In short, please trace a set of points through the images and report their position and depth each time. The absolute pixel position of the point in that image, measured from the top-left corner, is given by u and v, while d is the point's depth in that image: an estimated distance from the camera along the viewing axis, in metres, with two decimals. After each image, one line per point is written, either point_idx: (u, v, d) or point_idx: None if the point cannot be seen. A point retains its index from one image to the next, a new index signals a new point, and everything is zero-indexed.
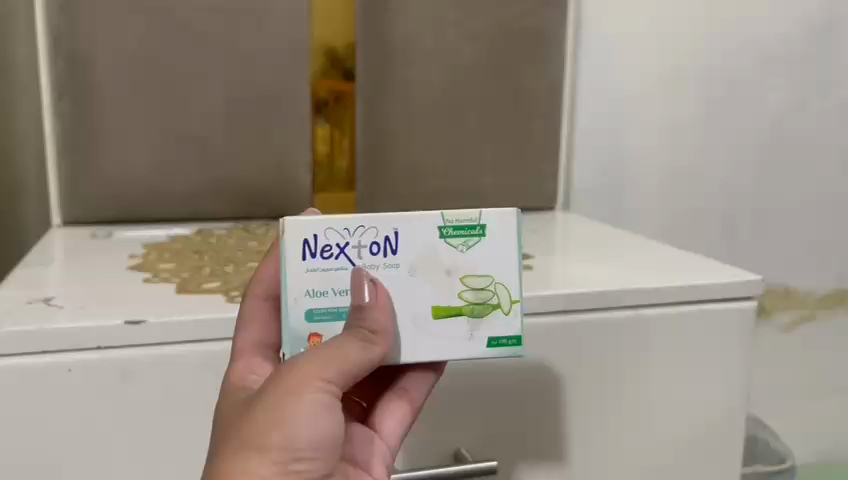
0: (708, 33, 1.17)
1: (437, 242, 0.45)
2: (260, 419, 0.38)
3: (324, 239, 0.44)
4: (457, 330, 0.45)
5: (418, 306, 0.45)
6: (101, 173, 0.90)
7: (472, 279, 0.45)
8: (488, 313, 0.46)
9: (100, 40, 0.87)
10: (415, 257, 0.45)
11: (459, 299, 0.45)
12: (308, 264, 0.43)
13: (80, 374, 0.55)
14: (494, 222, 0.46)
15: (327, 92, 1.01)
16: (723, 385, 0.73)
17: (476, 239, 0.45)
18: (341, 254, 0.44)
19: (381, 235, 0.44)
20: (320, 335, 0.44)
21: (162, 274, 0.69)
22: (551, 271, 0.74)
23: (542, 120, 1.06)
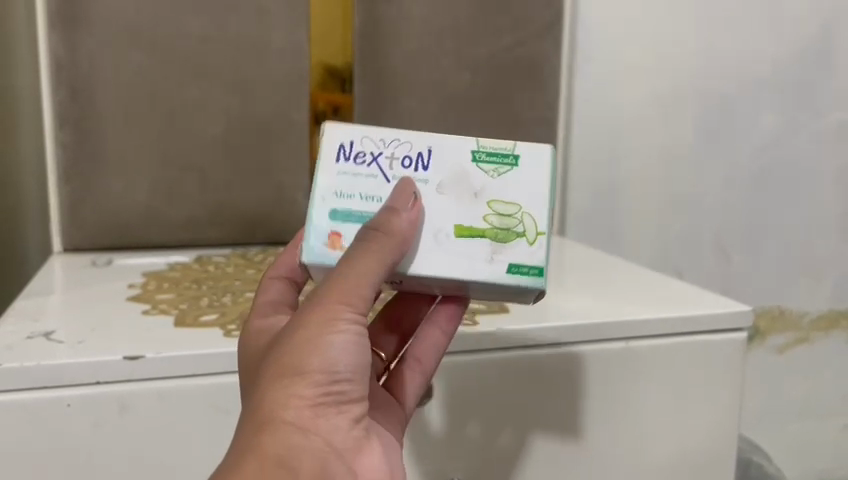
0: (701, 60, 1.19)
1: (468, 164, 0.49)
2: (298, 348, 0.42)
3: (359, 146, 0.49)
4: (476, 249, 0.48)
5: (442, 220, 0.48)
6: (102, 201, 0.91)
7: (498, 204, 0.49)
8: (511, 239, 0.48)
9: (102, 71, 0.89)
10: (445, 176, 0.49)
11: (483, 221, 0.48)
12: (339, 166, 0.48)
13: (78, 410, 0.56)
14: (527, 153, 0.50)
15: (326, 104, 1.06)
16: (715, 413, 0.74)
17: (507, 168, 0.49)
18: (373, 163, 0.49)
19: (414, 150, 0.49)
20: (340, 235, 0.47)
21: (160, 306, 0.70)
22: (545, 301, 0.75)
23: (537, 147, 1.07)
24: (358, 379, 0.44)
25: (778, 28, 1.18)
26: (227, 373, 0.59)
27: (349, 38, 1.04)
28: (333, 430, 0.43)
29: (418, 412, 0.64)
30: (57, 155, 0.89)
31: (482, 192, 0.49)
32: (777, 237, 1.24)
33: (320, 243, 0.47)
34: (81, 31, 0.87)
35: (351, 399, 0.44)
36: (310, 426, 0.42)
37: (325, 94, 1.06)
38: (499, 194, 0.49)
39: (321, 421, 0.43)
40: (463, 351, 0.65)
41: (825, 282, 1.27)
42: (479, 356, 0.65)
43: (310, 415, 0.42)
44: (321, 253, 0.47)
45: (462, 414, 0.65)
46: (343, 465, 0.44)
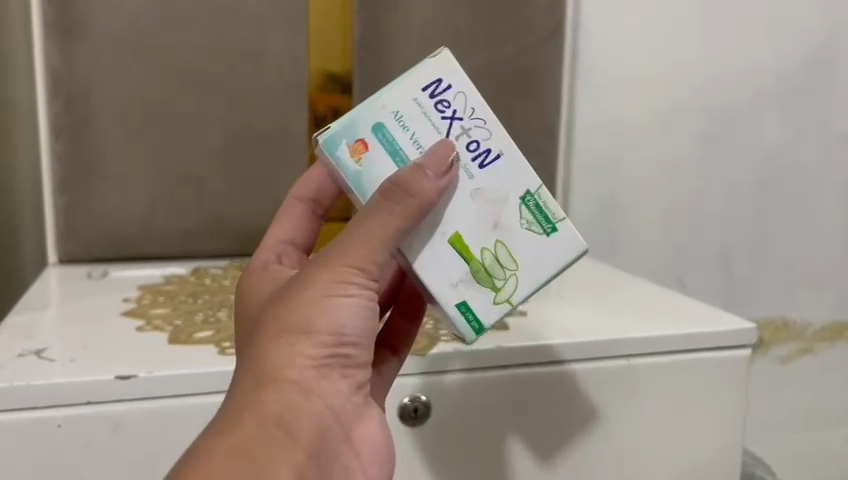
0: (705, 70, 1.18)
1: (515, 196, 0.51)
2: (308, 305, 0.43)
3: (451, 97, 0.51)
4: (457, 267, 0.50)
5: (456, 218, 0.50)
6: (99, 212, 0.90)
7: (502, 246, 0.51)
8: (485, 281, 0.51)
9: (99, 81, 0.88)
10: (490, 185, 0.51)
11: (480, 250, 0.51)
12: (419, 97, 0.51)
13: (69, 430, 0.55)
14: (565, 234, 0.52)
15: (326, 108, 1.02)
16: (719, 431, 0.73)
17: (537, 229, 0.52)
18: (445, 118, 0.51)
19: (485, 144, 0.51)
20: (366, 146, 0.50)
21: (153, 322, 0.68)
22: (544, 318, 0.74)
23: (539, 157, 1.06)
24: (362, 345, 0.46)
25: (783, 36, 1.17)
26: (222, 392, 0.58)
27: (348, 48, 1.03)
28: (333, 393, 0.45)
29: (415, 430, 0.63)
30: (53, 166, 0.88)
31: (499, 225, 0.51)
32: (781, 246, 1.22)
33: (346, 141, 0.50)
34: (77, 41, 0.87)
35: (353, 364, 0.46)
36: (313, 386, 0.43)
37: (325, 98, 1.02)
38: (510, 242, 0.51)
39: (323, 383, 0.44)
40: (462, 368, 0.64)
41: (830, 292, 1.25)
42: (478, 373, 0.64)
43: (313, 376, 0.43)
44: (340, 148, 0.50)
45: (460, 433, 0.64)
46: (339, 429, 0.45)
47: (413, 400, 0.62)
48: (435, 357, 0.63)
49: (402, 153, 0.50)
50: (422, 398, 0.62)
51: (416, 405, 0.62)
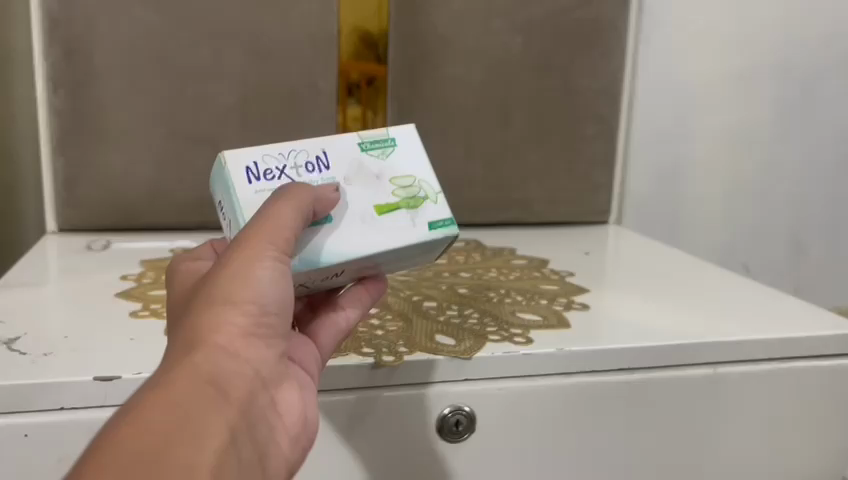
0: (786, 29, 1.04)
1: (360, 156, 0.44)
2: (226, 277, 0.36)
3: (263, 164, 0.42)
4: (397, 223, 0.42)
5: (354, 206, 0.43)
6: (101, 177, 0.80)
7: (397, 180, 0.44)
8: (422, 202, 0.43)
9: (102, 26, 0.77)
10: (345, 171, 0.44)
11: (391, 196, 0.43)
12: (254, 187, 0.42)
13: (39, 440, 0.45)
14: (401, 134, 0.46)
15: (360, 74, 0.89)
16: (815, 451, 0.61)
17: (391, 148, 0.45)
18: (282, 176, 0.43)
19: (311, 155, 0.44)
20: None
21: (152, 307, 0.58)
22: (606, 314, 0.62)
23: (596, 121, 0.92)
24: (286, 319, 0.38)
25: None
26: None
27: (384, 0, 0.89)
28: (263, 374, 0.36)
29: (455, 447, 0.52)
30: (51, 124, 0.79)
31: (382, 174, 0.44)
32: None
33: None
34: None
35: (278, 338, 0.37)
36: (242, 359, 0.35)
37: (357, 64, 0.89)
38: (395, 172, 0.44)
39: (251, 356, 0.36)
40: (513, 375, 0.53)
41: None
42: (533, 381, 0.53)
43: (241, 344, 0.35)
44: None
45: (509, 451, 0.53)
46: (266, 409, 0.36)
47: (454, 411, 0.52)
48: (481, 361, 0.52)
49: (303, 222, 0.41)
50: (466, 409, 0.52)
51: (457, 418, 0.52)
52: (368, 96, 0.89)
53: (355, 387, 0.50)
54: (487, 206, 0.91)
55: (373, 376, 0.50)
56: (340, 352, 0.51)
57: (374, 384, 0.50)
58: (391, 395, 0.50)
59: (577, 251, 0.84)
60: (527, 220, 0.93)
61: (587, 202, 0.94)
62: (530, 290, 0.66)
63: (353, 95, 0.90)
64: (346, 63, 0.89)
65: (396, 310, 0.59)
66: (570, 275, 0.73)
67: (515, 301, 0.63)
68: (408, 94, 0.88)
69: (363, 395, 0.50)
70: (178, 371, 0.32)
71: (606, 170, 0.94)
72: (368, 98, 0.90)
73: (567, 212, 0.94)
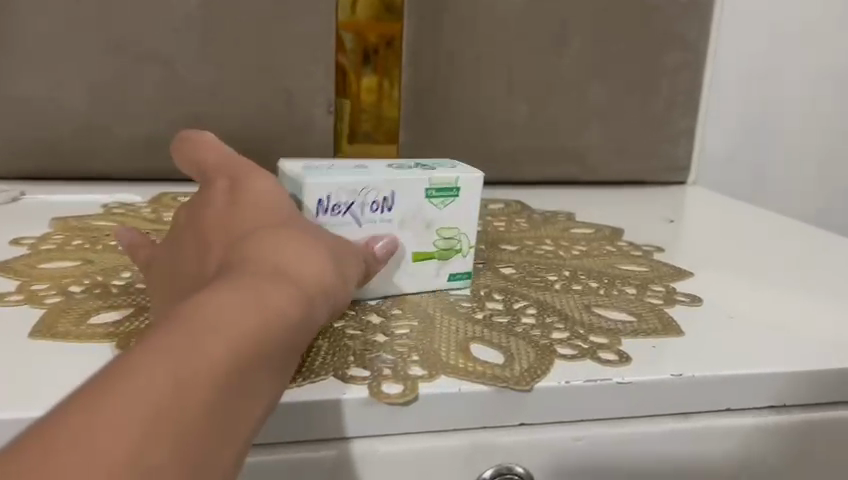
0: None
1: (422, 202, 0.38)
2: (333, 253, 0.30)
3: (336, 195, 0.35)
4: (423, 276, 0.39)
5: (397, 247, 0.38)
6: (16, 106, 0.59)
7: (447, 231, 0.39)
8: (458, 257, 0.40)
9: None
10: (406, 211, 0.37)
11: (433, 244, 0.39)
12: (322, 219, 0.35)
13: None
14: (468, 186, 0.39)
15: (379, 36, 0.64)
16: None
17: (451, 200, 0.38)
18: (348, 212, 0.36)
19: (381, 193, 0.36)
20: None
21: (34, 288, 0.38)
22: (732, 312, 0.40)
23: (682, 50, 0.70)
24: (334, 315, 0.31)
25: None
26: None
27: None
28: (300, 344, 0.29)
29: None
30: None
31: (434, 221, 0.38)
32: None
33: None
34: None
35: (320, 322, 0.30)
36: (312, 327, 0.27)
37: (376, 21, 0.64)
38: (448, 221, 0.38)
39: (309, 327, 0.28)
40: (599, 415, 0.32)
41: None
42: (629, 424, 0.33)
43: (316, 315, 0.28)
44: None
45: None
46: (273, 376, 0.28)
47: (498, 474, 0.31)
48: (550, 394, 0.31)
49: None
50: (517, 469, 0.32)
51: None
52: (388, 65, 0.65)
53: (335, 437, 0.30)
54: (532, 156, 0.69)
55: (368, 417, 0.29)
56: (313, 376, 0.30)
57: (368, 429, 0.30)
58: (395, 448, 0.30)
59: (654, 217, 0.63)
60: (582, 177, 0.71)
61: (662, 155, 0.72)
62: (604, 271, 0.45)
63: (370, 61, 0.65)
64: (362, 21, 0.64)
65: (407, 302, 0.38)
66: (656, 251, 0.51)
67: (587, 289, 0.42)
68: (433, 6, 0.64)
69: (348, 448, 0.30)
70: (277, 306, 0.25)
71: (688, 115, 0.72)
72: (388, 68, 0.65)
73: (635, 169, 0.72)
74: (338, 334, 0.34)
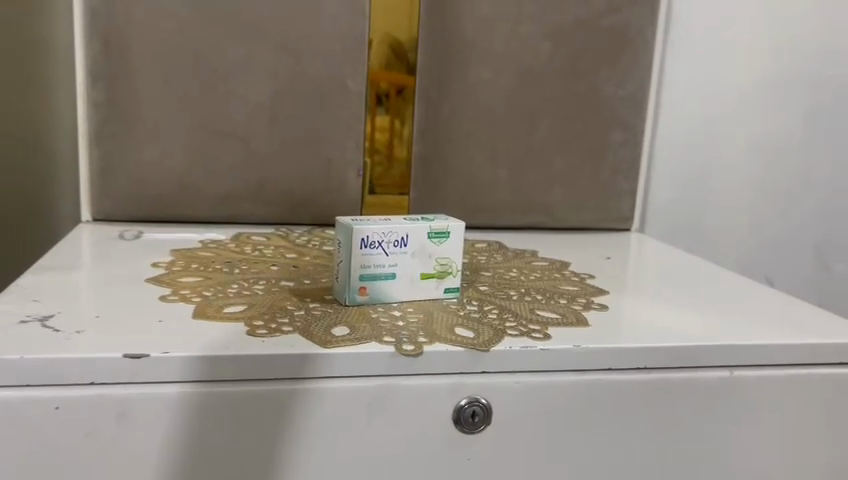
0: (815, 52, 1.10)
1: (425, 240, 0.60)
2: None
3: (372, 236, 0.58)
4: (427, 289, 0.61)
5: (409, 268, 0.60)
6: (133, 171, 0.81)
7: (441, 259, 0.61)
8: (449, 277, 0.61)
9: (139, 24, 0.78)
10: (416, 247, 0.59)
11: (433, 268, 0.61)
12: (364, 251, 0.58)
13: (68, 413, 0.47)
14: (455, 230, 0.61)
15: (389, 84, 0.88)
16: (827, 459, 0.62)
17: (444, 240, 0.60)
18: (379, 246, 0.58)
19: (400, 235, 0.59)
20: (366, 287, 0.59)
21: (182, 290, 0.61)
22: (625, 315, 0.62)
23: (623, 130, 0.92)
24: None
25: None
26: (243, 381, 0.49)
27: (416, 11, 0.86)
28: None
29: (473, 440, 0.53)
30: (88, 116, 0.80)
31: (434, 253, 0.60)
32: (845, 244, 1.17)
33: (353, 294, 0.58)
34: None
35: None
36: None
37: (387, 73, 0.88)
38: (442, 253, 0.61)
39: None
40: (530, 369, 0.54)
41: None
42: (550, 378, 0.54)
43: None
44: (353, 301, 0.59)
45: (525, 445, 0.54)
46: None
47: (470, 402, 0.53)
48: (499, 355, 0.53)
49: (384, 276, 0.59)
50: (482, 400, 0.53)
51: (474, 409, 0.53)
52: (397, 105, 0.89)
53: (375, 376, 0.51)
54: (510, 208, 0.91)
55: (394, 364, 0.51)
56: (362, 340, 0.52)
57: (393, 373, 0.51)
58: (409, 384, 0.51)
59: (598, 255, 0.85)
60: (550, 225, 0.93)
61: (612, 208, 0.94)
62: (549, 289, 0.67)
63: (382, 103, 0.89)
64: (376, 72, 0.88)
65: (417, 305, 0.60)
66: (589, 277, 0.73)
67: (534, 299, 0.64)
68: (437, 98, 0.87)
69: (381, 383, 0.51)
70: None
71: (631, 178, 0.94)
72: (397, 107, 0.89)
73: (590, 220, 0.94)
74: (375, 320, 0.56)
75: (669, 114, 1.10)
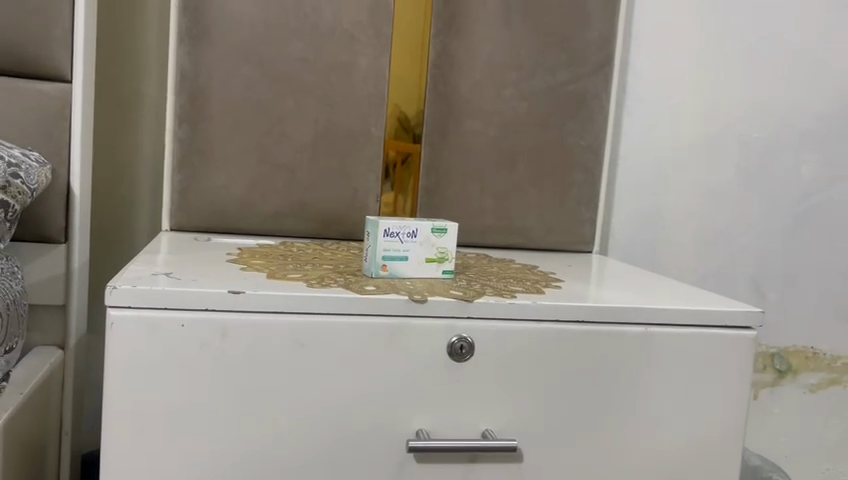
0: (745, 117, 1.36)
1: (429, 232, 0.84)
2: None
3: (392, 227, 0.82)
4: (430, 269, 0.84)
5: (417, 253, 0.83)
6: (206, 191, 1.05)
7: (441, 247, 0.84)
8: (446, 261, 0.85)
9: (217, 81, 1.04)
10: (422, 237, 0.83)
11: (434, 253, 0.84)
12: (385, 237, 0.81)
13: (189, 329, 0.70)
14: (451, 227, 0.85)
15: (396, 155, 1.14)
16: (726, 402, 0.83)
17: (443, 234, 0.84)
18: (396, 235, 0.82)
19: (411, 227, 0.83)
20: (386, 265, 0.82)
21: (253, 266, 0.85)
22: (574, 292, 0.86)
23: (584, 171, 1.17)
24: None
25: (805, 95, 1.37)
26: (305, 313, 0.72)
27: (423, 85, 1.14)
28: None
29: (460, 366, 0.76)
30: (173, 148, 1.04)
31: (435, 242, 0.84)
32: (778, 275, 1.40)
33: (377, 270, 0.82)
34: (205, 47, 1.03)
35: None
36: None
37: (395, 145, 1.14)
38: (441, 243, 0.84)
39: None
40: (501, 316, 0.77)
41: (824, 322, 1.42)
42: (514, 324, 0.77)
43: None
44: (377, 274, 0.82)
45: (497, 374, 0.77)
46: None
47: (459, 339, 0.75)
48: (478, 305, 0.76)
49: (399, 257, 0.83)
50: (467, 338, 0.75)
51: (462, 343, 0.75)
52: (402, 173, 1.14)
53: (394, 316, 0.74)
54: (495, 230, 1.15)
55: (407, 307, 0.74)
56: (385, 291, 0.76)
57: (405, 314, 0.74)
58: (417, 323, 0.74)
59: (563, 265, 1.08)
60: (528, 246, 1.17)
61: (577, 234, 1.18)
62: (520, 276, 0.92)
63: (391, 172, 1.14)
64: (387, 145, 1.13)
65: (422, 281, 0.83)
66: (554, 274, 0.98)
67: (508, 280, 0.88)
68: (438, 143, 1.13)
69: (398, 321, 0.74)
70: None
71: (591, 208, 1.18)
72: (403, 172, 1.14)
73: (559, 242, 1.18)
74: (395, 284, 0.80)
75: (624, 163, 1.36)
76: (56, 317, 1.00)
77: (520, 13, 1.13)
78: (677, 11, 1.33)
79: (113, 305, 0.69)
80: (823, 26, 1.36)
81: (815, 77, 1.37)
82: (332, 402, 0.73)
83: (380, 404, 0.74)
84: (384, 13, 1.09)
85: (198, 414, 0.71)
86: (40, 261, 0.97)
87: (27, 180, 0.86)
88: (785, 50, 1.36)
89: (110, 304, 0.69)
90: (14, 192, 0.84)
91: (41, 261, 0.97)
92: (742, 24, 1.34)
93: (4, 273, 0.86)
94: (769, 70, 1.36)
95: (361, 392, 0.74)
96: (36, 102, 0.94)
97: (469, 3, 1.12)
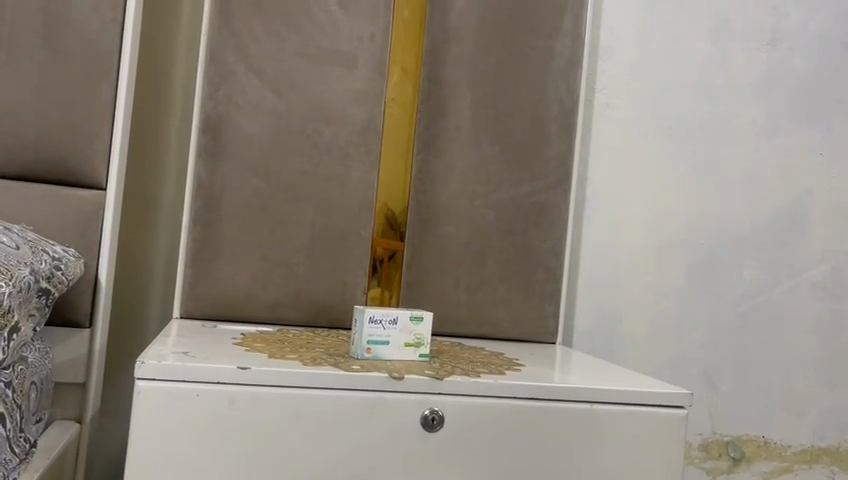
0: (691, 226, 1.54)
1: (408, 320, 0.98)
2: None
3: (377, 315, 0.96)
4: (408, 353, 0.98)
5: (397, 338, 0.98)
6: (214, 284, 1.20)
7: (417, 333, 0.99)
8: (422, 346, 0.99)
9: (229, 189, 1.21)
10: (402, 325, 0.98)
11: (412, 339, 0.98)
12: (371, 324, 0.96)
13: (202, 399, 0.83)
14: (427, 316, 0.99)
15: (383, 252, 1.30)
16: (663, 472, 0.95)
17: (420, 321, 0.99)
18: (380, 322, 0.97)
19: (393, 316, 0.97)
20: (371, 349, 0.96)
21: (256, 348, 0.99)
22: (532, 374, 1.00)
23: (547, 270, 1.33)
24: None
25: (744, 207, 1.55)
26: (300, 387, 0.85)
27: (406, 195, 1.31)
28: None
29: (431, 436, 0.89)
30: (188, 246, 1.20)
31: (413, 329, 0.98)
32: (727, 368, 1.54)
33: (363, 353, 0.96)
34: (220, 161, 1.20)
35: None
36: None
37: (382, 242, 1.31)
38: (418, 330, 0.99)
39: None
40: (466, 393, 0.90)
41: (772, 413, 1.55)
42: (478, 400, 0.90)
43: None
44: (363, 356, 0.96)
45: (464, 443, 0.89)
46: None
47: (431, 411, 0.88)
48: (447, 382, 0.89)
49: (382, 341, 0.97)
50: (438, 410, 0.89)
51: (433, 415, 0.88)
52: (388, 268, 1.31)
53: (376, 390, 0.87)
54: (468, 321, 1.30)
55: (386, 383, 0.88)
56: (368, 370, 0.89)
57: (384, 389, 0.88)
58: (395, 397, 0.88)
59: (528, 353, 1.22)
60: (498, 337, 1.31)
61: (542, 326, 1.33)
62: (486, 360, 1.06)
63: (378, 266, 1.30)
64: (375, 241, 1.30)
65: (401, 362, 0.97)
66: (517, 360, 1.12)
67: (475, 363, 1.02)
68: (419, 244, 1.30)
69: (379, 395, 0.87)
70: None
71: (554, 303, 1.34)
72: (389, 267, 1.31)
73: (526, 334, 1.32)
74: (378, 364, 0.93)
75: (586, 265, 1.52)
76: (75, 393, 1.14)
77: (489, 136, 1.32)
78: (629, 135, 1.54)
79: (141, 376, 0.82)
80: (755, 148, 1.56)
81: (750, 193, 1.56)
82: (320, 464, 0.85)
83: (362, 467, 0.87)
84: (374, 134, 1.27)
85: (206, 472, 0.83)
86: (67, 343, 1.12)
87: (66, 272, 1.01)
88: (723, 169, 1.55)
89: (138, 376, 0.82)
90: (56, 282, 0.98)
91: (67, 343, 1.12)
92: (685, 147, 1.55)
93: (42, 352, 0.99)
94: (711, 186, 1.55)
95: (347, 455, 0.86)
96: (74, 206, 1.13)
97: (445, 127, 1.31)
